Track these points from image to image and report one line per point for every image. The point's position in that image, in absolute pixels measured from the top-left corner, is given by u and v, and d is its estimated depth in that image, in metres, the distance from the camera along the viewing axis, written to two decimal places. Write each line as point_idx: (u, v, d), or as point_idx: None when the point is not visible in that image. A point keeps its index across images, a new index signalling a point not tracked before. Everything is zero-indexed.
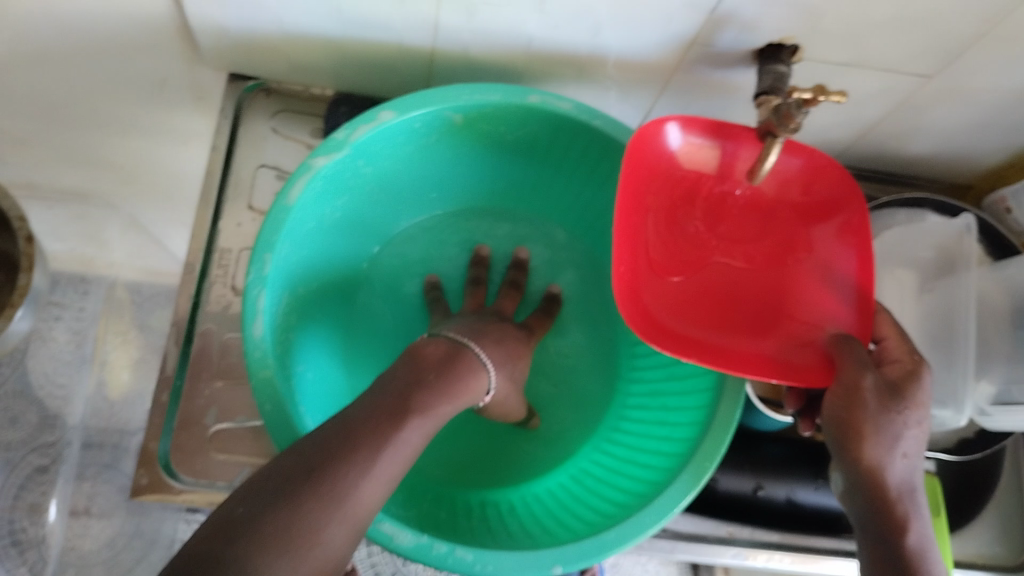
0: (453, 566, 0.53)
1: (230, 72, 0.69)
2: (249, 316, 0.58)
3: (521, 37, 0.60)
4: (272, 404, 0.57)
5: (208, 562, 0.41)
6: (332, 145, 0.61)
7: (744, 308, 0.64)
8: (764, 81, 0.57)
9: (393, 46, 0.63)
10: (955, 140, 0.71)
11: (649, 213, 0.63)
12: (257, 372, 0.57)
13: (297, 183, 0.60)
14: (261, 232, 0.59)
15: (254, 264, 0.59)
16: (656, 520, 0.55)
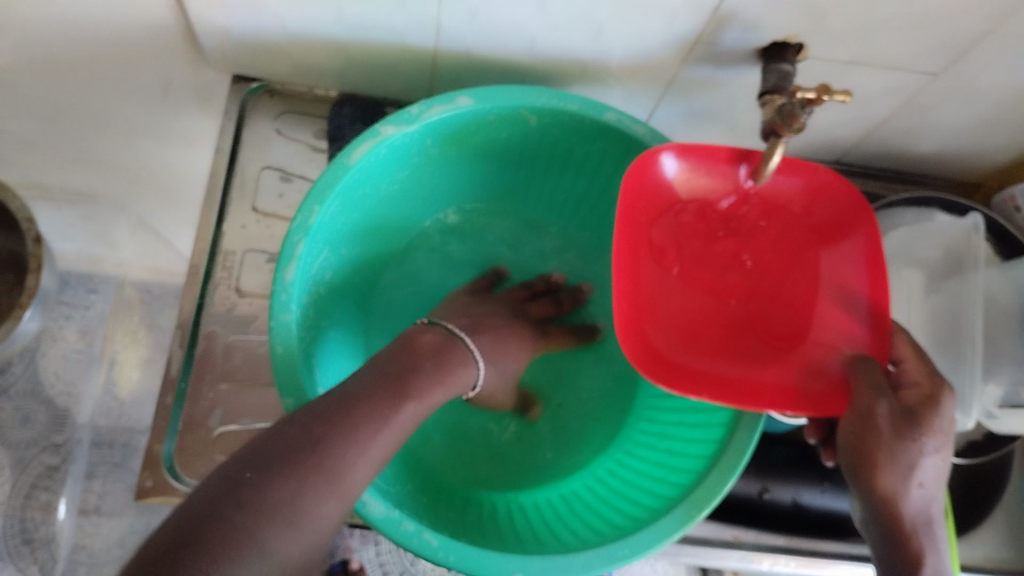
0: (417, 547, 0.52)
1: (234, 73, 0.69)
2: (282, 259, 0.55)
3: (525, 38, 0.60)
4: (294, 399, 0.53)
5: (201, 530, 0.39)
6: (404, 118, 0.58)
7: (755, 338, 0.63)
8: (768, 80, 0.57)
9: (397, 48, 0.62)
10: (964, 139, 0.70)
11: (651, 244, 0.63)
12: (278, 311, 0.54)
13: (361, 146, 0.57)
14: (317, 182, 0.56)
15: (302, 211, 0.55)
16: (630, 552, 0.54)
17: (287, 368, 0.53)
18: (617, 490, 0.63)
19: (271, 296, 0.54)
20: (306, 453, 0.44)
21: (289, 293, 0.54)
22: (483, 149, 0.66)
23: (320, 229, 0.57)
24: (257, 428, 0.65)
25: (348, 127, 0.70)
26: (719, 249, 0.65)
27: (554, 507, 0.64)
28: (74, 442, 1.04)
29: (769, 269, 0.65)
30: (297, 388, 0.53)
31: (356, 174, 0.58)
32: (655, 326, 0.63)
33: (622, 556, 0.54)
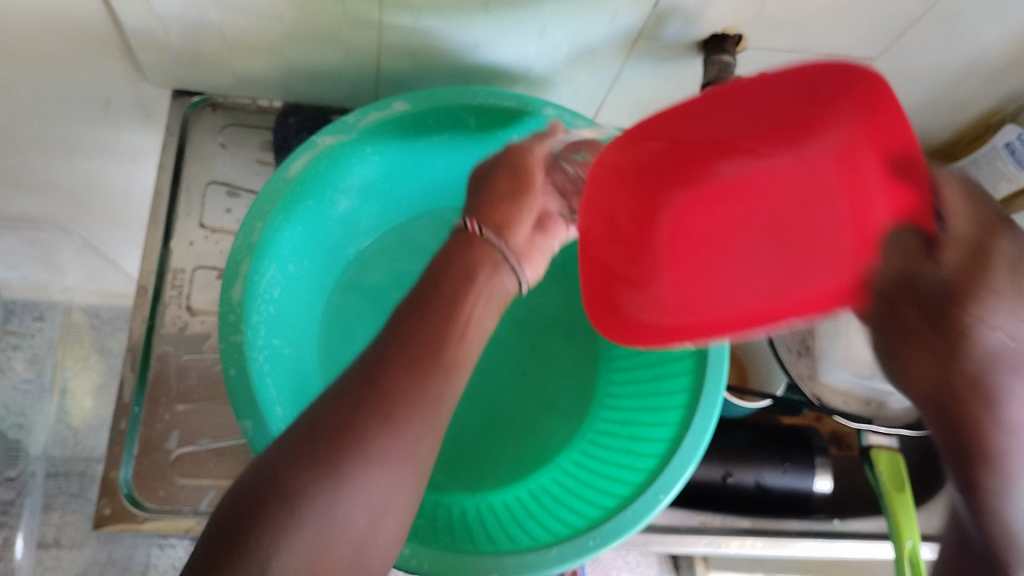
0: (388, 557, 0.52)
1: (173, 88, 0.68)
2: (228, 279, 0.54)
3: (468, 38, 0.60)
4: (253, 420, 0.52)
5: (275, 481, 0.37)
6: (340, 128, 0.58)
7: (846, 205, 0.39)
8: (710, 72, 0.57)
9: (340, 54, 0.62)
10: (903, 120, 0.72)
11: (622, 219, 0.49)
12: (228, 335, 0.53)
13: (299, 158, 0.57)
14: (256, 200, 0.56)
15: (242, 231, 0.55)
16: (600, 545, 0.54)
17: (243, 392, 0.53)
18: (582, 479, 0.63)
19: (219, 318, 0.53)
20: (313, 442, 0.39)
21: (238, 314, 0.54)
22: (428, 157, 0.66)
23: (266, 247, 0.57)
24: (218, 445, 0.64)
25: (294, 137, 0.68)
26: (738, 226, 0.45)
27: (524, 499, 0.64)
28: (27, 477, 0.97)
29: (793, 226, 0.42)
30: (254, 409, 0.52)
31: (297, 188, 0.58)
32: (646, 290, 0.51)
33: (594, 546, 0.54)
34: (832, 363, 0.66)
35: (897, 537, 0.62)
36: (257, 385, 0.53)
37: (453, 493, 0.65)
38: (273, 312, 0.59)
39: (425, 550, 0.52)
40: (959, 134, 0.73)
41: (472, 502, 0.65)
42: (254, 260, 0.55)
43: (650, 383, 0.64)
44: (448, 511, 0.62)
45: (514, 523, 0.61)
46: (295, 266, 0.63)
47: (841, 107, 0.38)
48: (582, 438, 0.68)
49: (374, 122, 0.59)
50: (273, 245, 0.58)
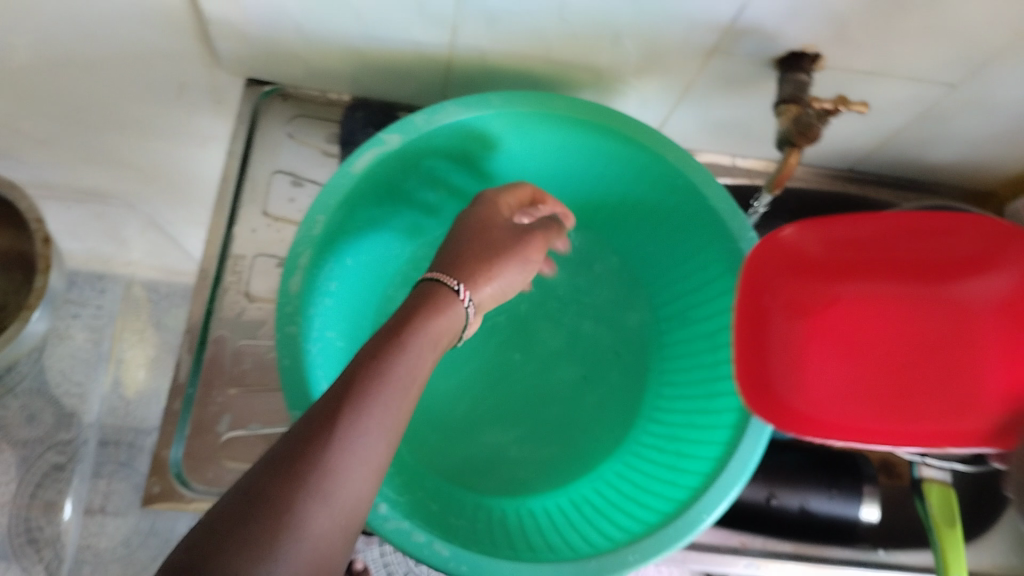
0: (428, 558, 0.52)
1: (247, 77, 0.68)
2: (287, 271, 0.54)
3: (539, 44, 0.59)
4: (303, 411, 0.53)
5: (250, 502, 0.37)
6: (407, 127, 0.58)
7: (939, 397, 0.53)
8: (785, 90, 0.57)
9: (411, 53, 0.62)
10: (980, 149, 0.69)
11: (772, 313, 0.58)
12: (284, 325, 0.54)
13: (365, 154, 0.57)
14: (320, 194, 0.56)
15: (304, 224, 0.55)
16: (640, 560, 0.54)
17: (296, 385, 0.53)
18: (625, 492, 0.63)
19: (277, 309, 0.54)
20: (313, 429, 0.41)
21: (295, 306, 0.54)
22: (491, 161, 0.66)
23: (327, 241, 0.57)
24: (267, 431, 0.65)
25: (361, 132, 0.71)
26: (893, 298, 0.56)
27: (564, 508, 0.64)
28: (80, 443, 1.04)
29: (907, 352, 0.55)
30: (304, 399, 0.53)
31: (361, 183, 0.58)
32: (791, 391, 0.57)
33: (634, 561, 0.54)
34: None
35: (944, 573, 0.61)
36: (309, 378, 0.54)
37: (494, 496, 0.65)
38: (329, 304, 0.60)
39: (465, 553, 0.52)
40: None
41: (512, 507, 0.64)
42: (314, 253, 0.56)
43: (700, 400, 0.63)
44: (488, 515, 0.62)
45: (553, 531, 0.60)
46: (353, 260, 0.63)
47: (987, 265, 0.52)
48: (627, 450, 0.67)
49: (441, 123, 0.59)
50: (333, 239, 0.58)
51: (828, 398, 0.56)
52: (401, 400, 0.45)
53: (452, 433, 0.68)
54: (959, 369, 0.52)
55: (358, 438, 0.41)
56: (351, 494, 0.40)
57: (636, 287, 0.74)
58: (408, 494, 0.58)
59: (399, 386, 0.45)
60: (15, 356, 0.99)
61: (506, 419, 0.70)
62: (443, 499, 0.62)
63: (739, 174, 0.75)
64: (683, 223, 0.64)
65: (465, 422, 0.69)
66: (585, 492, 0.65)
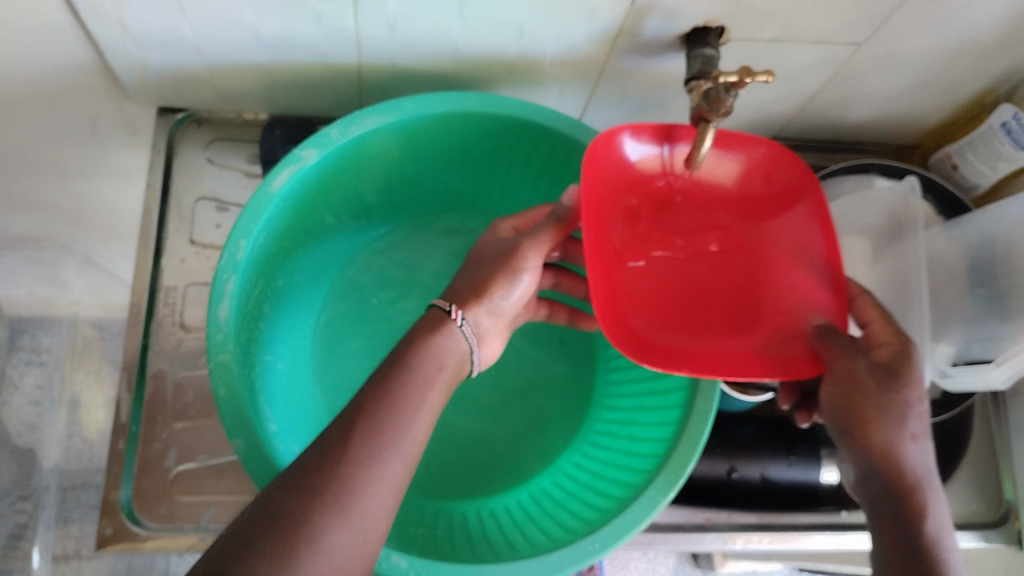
0: (386, 570, 0.51)
1: (158, 106, 0.68)
2: (214, 299, 0.53)
3: (447, 44, 0.59)
4: (245, 439, 0.52)
5: (272, 511, 0.39)
6: (323, 141, 0.57)
7: (728, 321, 0.64)
8: (693, 66, 0.57)
9: (320, 64, 0.62)
10: (896, 103, 0.70)
11: (614, 225, 0.64)
12: (215, 355, 0.53)
13: (282, 172, 0.56)
14: (240, 217, 0.55)
15: (227, 249, 0.55)
16: (601, 548, 0.54)
17: (234, 414, 0.53)
18: (583, 481, 0.63)
19: (207, 338, 0.53)
20: (331, 446, 0.43)
21: (226, 333, 0.53)
22: (413, 163, 0.65)
23: (252, 263, 0.56)
24: (216, 462, 0.65)
25: (281, 150, 0.68)
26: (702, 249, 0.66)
27: (525, 504, 0.64)
28: (41, 490, 0.99)
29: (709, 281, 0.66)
30: (244, 426, 0.53)
31: (281, 202, 0.57)
32: (632, 314, 0.62)
33: (596, 550, 0.54)
34: None
35: None
36: (247, 404, 0.53)
37: (454, 501, 0.65)
38: (262, 327, 0.59)
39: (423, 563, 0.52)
40: (956, 114, 0.72)
41: (473, 509, 0.64)
42: (240, 277, 0.55)
43: (647, 382, 0.64)
44: (449, 520, 0.62)
45: (515, 529, 0.60)
46: (284, 279, 0.62)
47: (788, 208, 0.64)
48: (583, 439, 0.68)
49: (357, 133, 0.58)
50: (258, 262, 0.57)
51: (641, 308, 0.63)
52: (416, 419, 0.46)
53: None
54: (754, 314, 0.64)
55: (377, 455, 0.43)
56: (376, 507, 0.42)
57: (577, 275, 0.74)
58: None
59: (414, 399, 0.47)
60: None
61: (461, 421, 0.70)
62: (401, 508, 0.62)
63: None
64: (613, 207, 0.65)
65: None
66: (545, 486, 0.65)
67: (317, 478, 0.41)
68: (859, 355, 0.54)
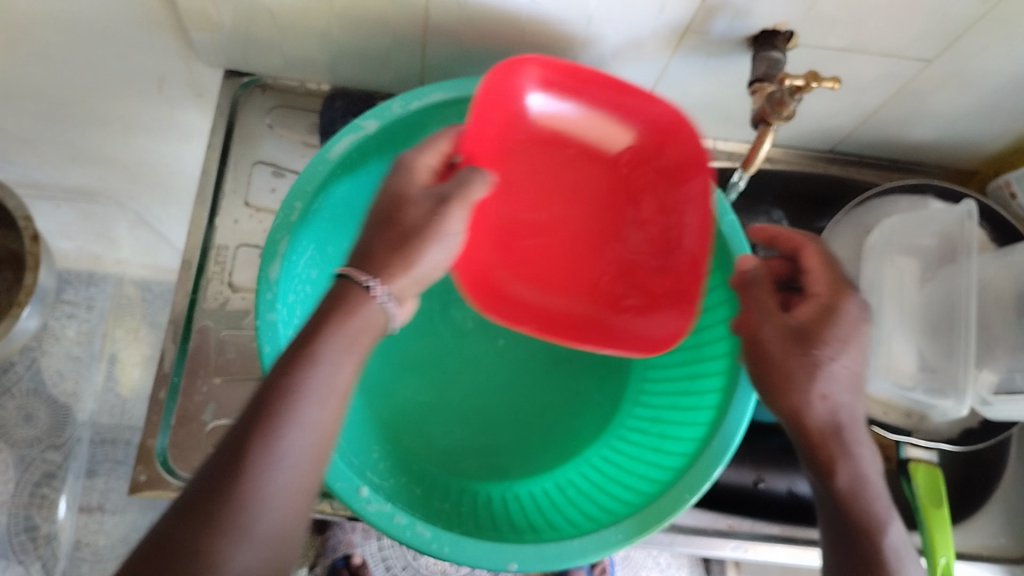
0: (411, 540, 0.52)
1: (226, 68, 0.69)
2: (266, 258, 0.54)
3: (513, 29, 0.60)
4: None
5: (168, 538, 0.36)
6: (384, 113, 0.58)
7: (610, 278, 0.69)
8: (758, 68, 0.57)
9: (387, 39, 0.62)
10: (959, 126, 0.70)
11: (512, 157, 0.67)
12: (263, 313, 0.54)
13: (342, 140, 0.57)
14: (297, 179, 0.56)
15: (282, 210, 0.56)
16: (623, 539, 0.54)
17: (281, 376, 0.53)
18: (611, 474, 0.63)
19: (256, 296, 0.54)
20: (240, 444, 0.39)
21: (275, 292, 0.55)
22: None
23: (304, 227, 0.57)
24: None
25: (341, 121, 0.70)
26: (585, 200, 0.70)
27: (550, 492, 0.64)
28: (73, 441, 1.05)
29: (582, 232, 0.71)
30: None
31: (339, 169, 0.58)
32: (491, 249, 0.69)
33: (617, 542, 0.54)
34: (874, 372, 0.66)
35: (931, 554, 0.62)
36: None
37: (481, 482, 0.65)
38: (309, 291, 0.60)
39: (446, 535, 0.52)
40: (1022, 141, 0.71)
41: (498, 492, 0.65)
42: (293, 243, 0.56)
43: (684, 382, 0.64)
44: (465, 502, 0.62)
45: (538, 514, 0.60)
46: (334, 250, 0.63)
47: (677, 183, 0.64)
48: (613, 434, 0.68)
49: (418, 109, 0.59)
50: (310, 229, 0.58)
51: (509, 252, 0.70)
52: (326, 411, 0.42)
53: (440, 419, 0.68)
54: (627, 273, 0.68)
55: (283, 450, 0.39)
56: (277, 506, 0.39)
57: None
58: (391, 479, 0.59)
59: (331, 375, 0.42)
60: (6, 354, 1.01)
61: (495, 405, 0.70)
62: (429, 485, 0.62)
63: (722, 158, 0.75)
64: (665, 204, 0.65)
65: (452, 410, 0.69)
66: (571, 477, 0.65)
67: (221, 488, 0.38)
68: (771, 319, 0.55)
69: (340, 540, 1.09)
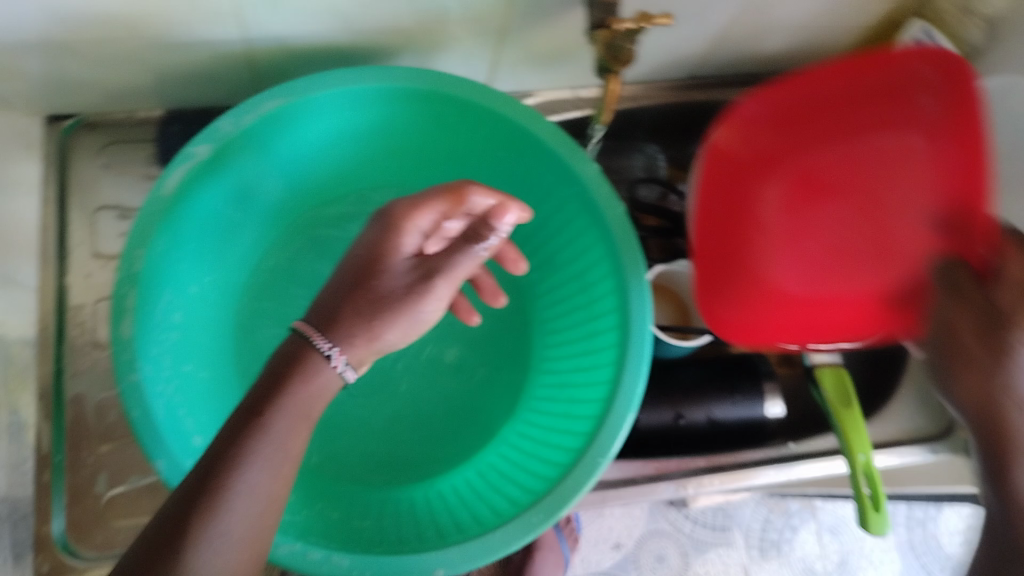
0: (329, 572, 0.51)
1: (45, 114, 0.65)
2: (115, 316, 0.52)
3: (332, 18, 0.56)
4: (165, 459, 0.51)
5: None
6: (213, 134, 0.54)
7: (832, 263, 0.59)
8: (592, 13, 0.54)
9: (203, 52, 0.58)
10: (809, 30, 0.69)
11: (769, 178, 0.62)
12: (126, 376, 0.51)
13: (174, 172, 0.54)
14: (133, 228, 0.53)
15: (123, 261, 0.52)
16: (544, 518, 0.53)
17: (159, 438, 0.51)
18: (526, 451, 0.62)
19: (114, 359, 0.51)
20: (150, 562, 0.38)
21: (133, 351, 0.52)
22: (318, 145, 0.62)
23: (156, 274, 0.54)
24: (147, 481, 0.64)
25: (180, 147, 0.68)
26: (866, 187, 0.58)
27: (472, 480, 0.63)
28: None
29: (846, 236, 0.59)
30: (165, 445, 0.51)
31: (179, 204, 0.55)
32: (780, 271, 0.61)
33: (537, 524, 0.53)
34: None
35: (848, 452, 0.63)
36: (164, 423, 0.52)
37: (401, 486, 0.64)
38: (178, 339, 0.57)
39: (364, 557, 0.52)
40: (873, 28, 0.70)
41: (422, 492, 0.63)
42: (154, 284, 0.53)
43: (581, 339, 0.63)
44: (389, 516, 0.60)
45: (464, 513, 0.59)
46: (198, 286, 0.60)
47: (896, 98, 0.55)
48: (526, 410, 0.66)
49: (250, 124, 0.55)
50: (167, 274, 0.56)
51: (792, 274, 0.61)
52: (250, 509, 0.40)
53: (347, 434, 0.66)
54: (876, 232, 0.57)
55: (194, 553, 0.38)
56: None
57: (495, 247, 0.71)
58: (303, 510, 0.57)
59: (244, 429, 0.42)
60: None
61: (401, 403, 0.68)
62: (346, 505, 0.61)
63: (584, 106, 0.73)
64: (528, 167, 0.63)
65: (358, 408, 0.67)
66: (488, 467, 0.64)
67: None
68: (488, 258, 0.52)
69: None
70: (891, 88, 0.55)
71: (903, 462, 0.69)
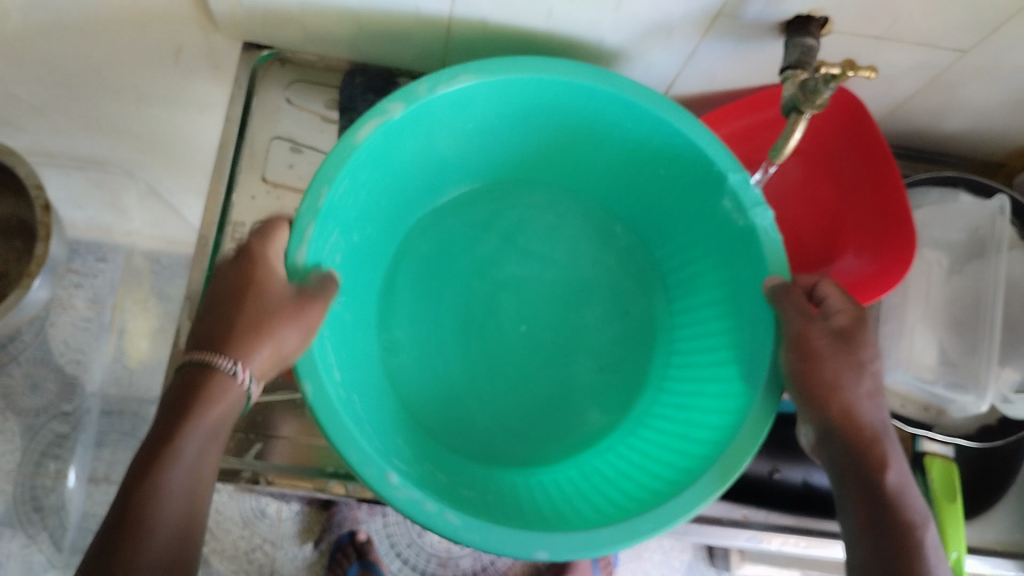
0: (439, 528, 0.51)
1: (245, 42, 0.69)
2: (294, 245, 0.55)
3: (541, 9, 0.58)
4: (312, 383, 0.52)
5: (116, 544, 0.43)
6: (409, 96, 0.57)
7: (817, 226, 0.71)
8: (791, 54, 0.56)
9: (410, 15, 0.61)
10: (991, 118, 0.68)
11: (835, 152, 0.68)
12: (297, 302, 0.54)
13: (365, 126, 0.56)
14: (323, 166, 0.55)
15: (309, 196, 0.55)
16: (653, 528, 0.53)
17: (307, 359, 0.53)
18: (634, 464, 0.62)
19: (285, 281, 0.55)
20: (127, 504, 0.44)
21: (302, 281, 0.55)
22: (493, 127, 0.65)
23: (331, 211, 0.57)
24: (266, 399, 0.67)
25: (360, 97, 0.70)
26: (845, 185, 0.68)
27: (574, 479, 0.64)
28: (83, 411, 1.06)
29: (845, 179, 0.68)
30: (314, 371, 0.52)
31: (362, 154, 0.57)
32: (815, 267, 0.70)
33: (644, 533, 0.52)
34: (894, 363, 0.65)
35: (942, 547, 0.62)
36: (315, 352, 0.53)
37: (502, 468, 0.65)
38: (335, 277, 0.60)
39: (476, 522, 0.51)
40: None
41: (522, 479, 0.64)
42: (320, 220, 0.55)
43: (711, 368, 0.63)
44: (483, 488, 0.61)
45: (564, 505, 0.59)
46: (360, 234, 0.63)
47: (863, 130, 0.64)
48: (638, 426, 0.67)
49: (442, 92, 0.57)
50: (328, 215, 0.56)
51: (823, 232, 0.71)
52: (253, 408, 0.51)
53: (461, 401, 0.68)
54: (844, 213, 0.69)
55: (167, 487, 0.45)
56: (173, 516, 0.45)
57: (636, 264, 0.74)
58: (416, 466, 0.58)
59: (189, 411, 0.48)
60: (15, 324, 1.00)
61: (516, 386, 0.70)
62: (453, 472, 0.63)
63: None
64: (688, 184, 0.63)
65: (471, 388, 0.69)
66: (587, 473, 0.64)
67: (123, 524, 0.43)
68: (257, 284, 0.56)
69: (346, 514, 1.10)
70: (851, 118, 0.64)
71: (994, 571, 0.68)
